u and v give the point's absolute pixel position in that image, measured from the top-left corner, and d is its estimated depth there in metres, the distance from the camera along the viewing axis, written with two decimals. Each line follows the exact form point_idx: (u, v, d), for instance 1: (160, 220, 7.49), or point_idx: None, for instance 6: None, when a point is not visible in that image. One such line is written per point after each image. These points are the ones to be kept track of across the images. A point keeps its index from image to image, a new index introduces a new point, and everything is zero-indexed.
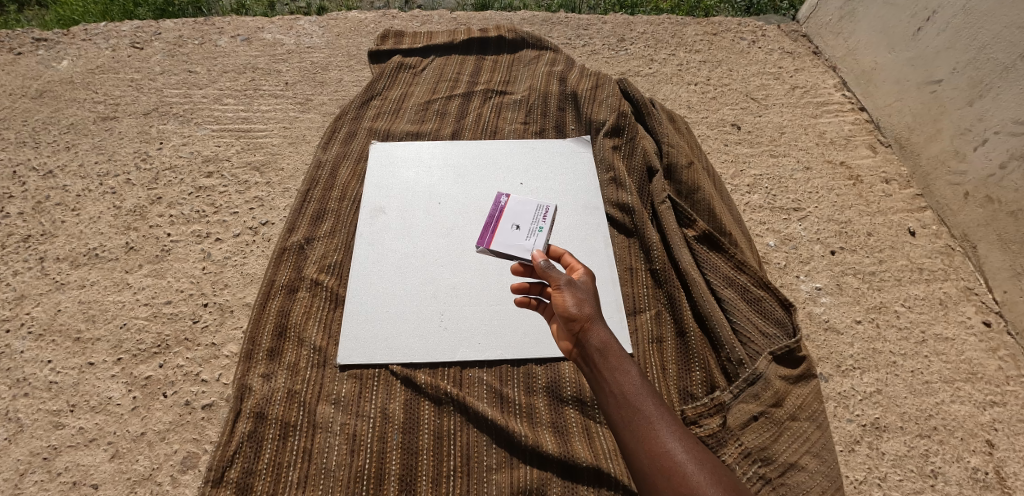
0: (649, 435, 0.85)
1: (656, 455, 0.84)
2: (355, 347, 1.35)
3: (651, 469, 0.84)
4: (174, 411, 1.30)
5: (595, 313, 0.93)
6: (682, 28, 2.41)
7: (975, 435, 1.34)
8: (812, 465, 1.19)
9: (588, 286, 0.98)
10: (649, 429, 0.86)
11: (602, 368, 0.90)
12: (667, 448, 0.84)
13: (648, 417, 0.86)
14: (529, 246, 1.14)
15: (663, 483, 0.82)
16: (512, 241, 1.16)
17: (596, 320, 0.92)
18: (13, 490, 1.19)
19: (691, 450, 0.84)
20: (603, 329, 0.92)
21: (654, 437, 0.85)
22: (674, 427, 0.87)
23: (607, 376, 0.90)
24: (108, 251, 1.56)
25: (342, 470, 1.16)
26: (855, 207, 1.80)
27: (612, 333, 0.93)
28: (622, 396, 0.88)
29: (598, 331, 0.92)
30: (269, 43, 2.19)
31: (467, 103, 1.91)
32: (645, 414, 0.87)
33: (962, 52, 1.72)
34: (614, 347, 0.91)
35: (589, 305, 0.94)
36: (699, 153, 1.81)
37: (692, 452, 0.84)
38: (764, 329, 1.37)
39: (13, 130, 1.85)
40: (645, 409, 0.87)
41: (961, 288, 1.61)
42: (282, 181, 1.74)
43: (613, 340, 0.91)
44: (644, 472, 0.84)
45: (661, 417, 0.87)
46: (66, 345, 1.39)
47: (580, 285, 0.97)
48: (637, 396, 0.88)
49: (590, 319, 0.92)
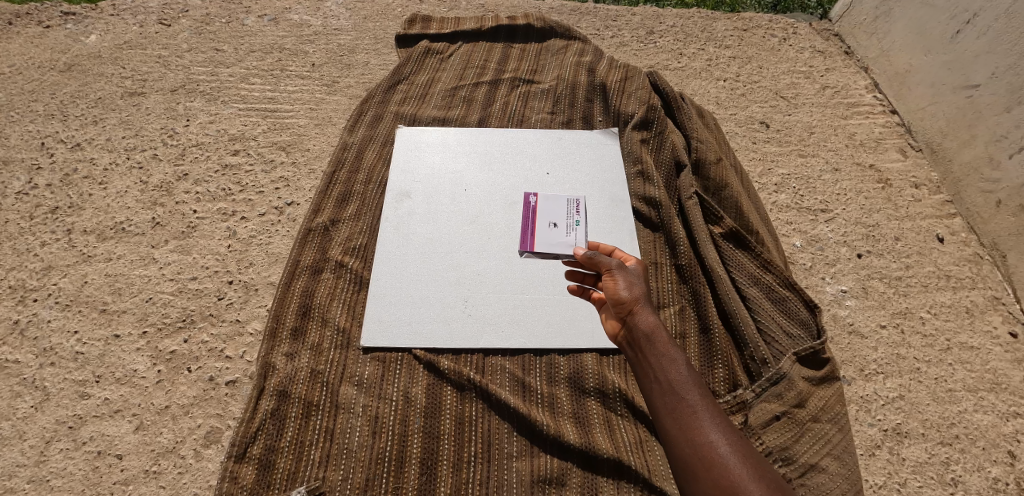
0: (692, 425, 0.84)
1: (698, 445, 0.81)
2: (379, 331, 1.35)
3: (692, 459, 0.81)
4: (198, 386, 1.31)
5: (644, 299, 0.97)
6: (712, 23, 2.38)
7: (997, 446, 1.33)
8: (833, 467, 1.18)
9: (640, 278, 1.03)
10: (691, 418, 0.84)
11: (648, 353, 0.91)
12: (710, 439, 0.82)
13: (692, 405, 0.85)
14: (568, 241, 1.48)
15: (701, 473, 0.79)
16: (552, 239, 1.49)
17: (643, 305, 0.97)
18: (39, 458, 1.20)
19: (736, 446, 0.81)
20: (651, 315, 0.95)
21: (697, 427, 0.83)
22: (719, 421, 0.84)
23: (653, 361, 0.90)
24: (135, 226, 1.57)
25: (363, 451, 1.17)
26: (883, 211, 1.78)
27: (660, 320, 0.95)
28: (666, 384, 0.88)
29: (646, 317, 0.95)
30: (296, 24, 2.19)
31: (494, 91, 1.89)
32: (689, 404, 0.86)
33: (1003, 56, 1.69)
34: (662, 334, 0.92)
35: (640, 293, 0.99)
36: (727, 149, 1.79)
37: (735, 446, 0.81)
38: (789, 329, 1.36)
39: (42, 102, 1.86)
40: (690, 398, 0.86)
41: (989, 296, 1.59)
42: (308, 161, 1.75)
43: (660, 326, 0.93)
44: (684, 463, 0.82)
45: (706, 408, 0.86)
46: (93, 316, 1.41)
47: (631, 273, 1.03)
48: (682, 385, 0.87)
49: (638, 304, 0.96)
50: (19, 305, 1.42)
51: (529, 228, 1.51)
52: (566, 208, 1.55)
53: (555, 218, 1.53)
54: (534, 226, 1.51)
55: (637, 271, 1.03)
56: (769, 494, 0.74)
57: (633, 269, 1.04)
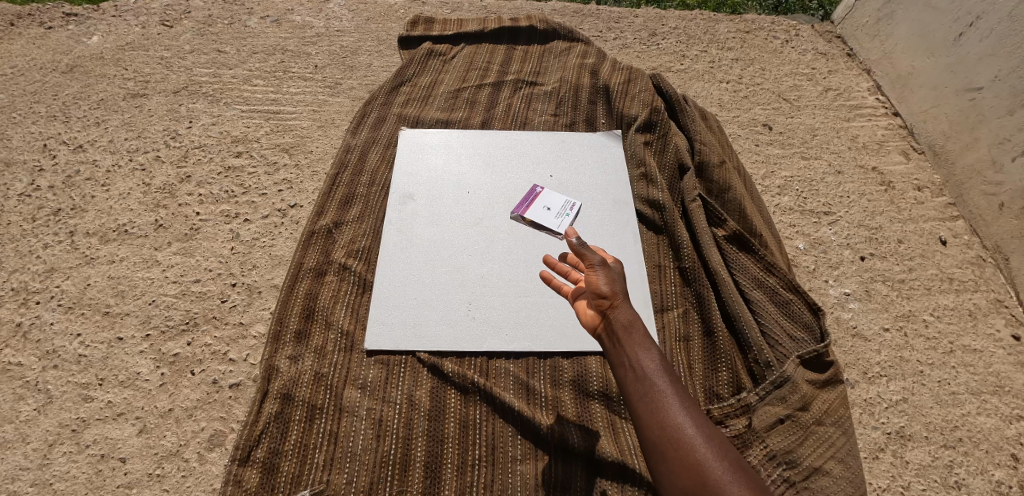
0: (662, 409, 0.84)
1: (667, 429, 0.82)
2: (383, 334, 1.35)
3: (660, 443, 0.82)
4: (202, 389, 1.31)
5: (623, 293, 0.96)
6: (714, 25, 2.38)
7: (1000, 449, 1.33)
8: (837, 471, 1.18)
9: (619, 272, 1.01)
10: (661, 403, 0.84)
11: (623, 343, 0.91)
12: (679, 423, 0.82)
13: (662, 391, 0.86)
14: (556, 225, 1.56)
15: (670, 457, 0.80)
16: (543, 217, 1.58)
17: (622, 298, 0.96)
18: (42, 461, 1.20)
19: (702, 429, 0.82)
20: (628, 308, 0.95)
21: (666, 412, 0.83)
22: (688, 406, 0.85)
23: (627, 350, 0.90)
24: (138, 228, 1.57)
25: (368, 455, 1.17)
26: (886, 214, 1.78)
27: (636, 313, 0.95)
28: (639, 371, 0.88)
29: (624, 310, 0.94)
30: (299, 25, 2.18)
31: (497, 92, 1.89)
32: (660, 390, 0.86)
33: (1006, 59, 1.69)
34: (637, 326, 0.92)
35: (619, 287, 0.98)
36: (730, 152, 1.79)
37: (702, 430, 0.82)
38: (793, 332, 1.36)
39: (44, 103, 1.86)
40: (660, 385, 0.86)
41: (992, 299, 1.59)
42: (311, 164, 1.74)
43: (638, 319, 0.93)
44: (653, 447, 0.82)
45: (675, 394, 0.86)
46: (96, 318, 1.40)
47: (611, 268, 1.01)
48: (653, 372, 0.88)
49: (618, 298, 0.95)
50: (22, 307, 1.42)
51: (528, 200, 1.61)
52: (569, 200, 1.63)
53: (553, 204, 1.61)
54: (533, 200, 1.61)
55: (616, 266, 1.02)
56: (733, 475, 0.76)
57: (613, 265, 1.02)
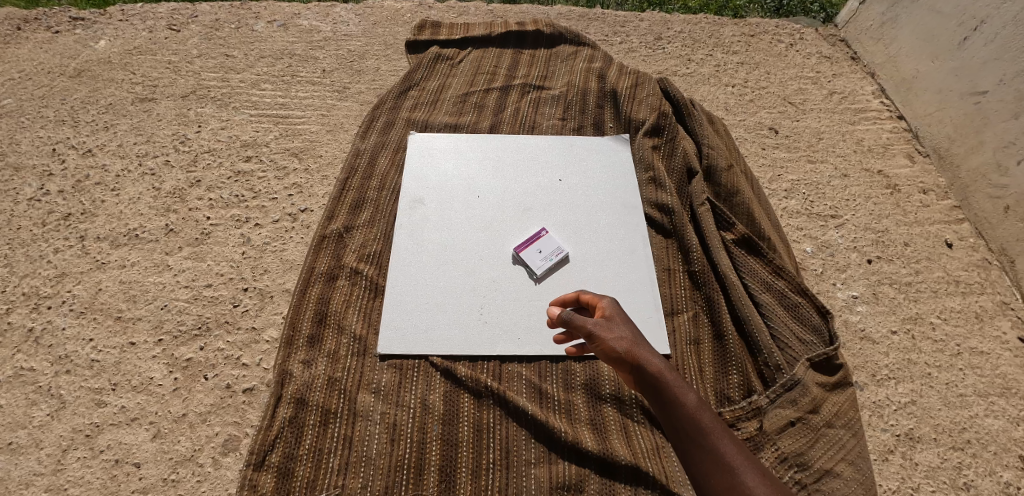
0: (717, 459, 0.86)
1: (725, 479, 0.85)
2: (396, 338, 1.35)
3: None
4: (215, 394, 1.31)
5: (638, 343, 0.95)
6: (719, 29, 2.39)
7: (1008, 450, 1.34)
8: (848, 473, 1.19)
9: (620, 318, 0.99)
10: (715, 454, 0.87)
11: (661, 398, 0.91)
12: (735, 471, 0.85)
13: (711, 440, 0.88)
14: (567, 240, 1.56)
15: None
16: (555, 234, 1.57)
17: (639, 351, 0.94)
18: (57, 466, 1.20)
19: (758, 471, 0.85)
20: (651, 357, 0.93)
21: (722, 461, 0.86)
22: (739, 450, 0.88)
23: (667, 403, 0.91)
24: (148, 233, 1.57)
25: (382, 459, 1.18)
26: (892, 217, 1.79)
27: (661, 359, 0.94)
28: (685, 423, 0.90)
29: (647, 362, 0.93)
30: (306, 29, 2.19)
31: (505, 97, 1.90)
32: (709, 439, 0.88)
33: (1011, 63, 1.70)
34: (667, 376, 0.92)
35: (630, 338, 0.96)
36: (737, 156, 1.80)
37: (757, 472, 0.84)
38: (802, 335, 1.37)
39: (53, 108, 1.86)
40: (708, 432, 0.88)
41: (998, 302, 1.61)
42: (320, 168, 1.75)
43: (665, 368, 0.92)
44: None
45: (723, 439, 0.88)
46: (108, 323, 1.41)
47: (609, 317, 0.99)
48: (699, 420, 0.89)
49: (636, 353, 0.93)
50: (34, 312, 1.42)
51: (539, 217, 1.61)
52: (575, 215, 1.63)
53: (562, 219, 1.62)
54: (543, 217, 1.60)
55: (614, 313, 0.99)
56: None
57: (610, 313, 0.99)
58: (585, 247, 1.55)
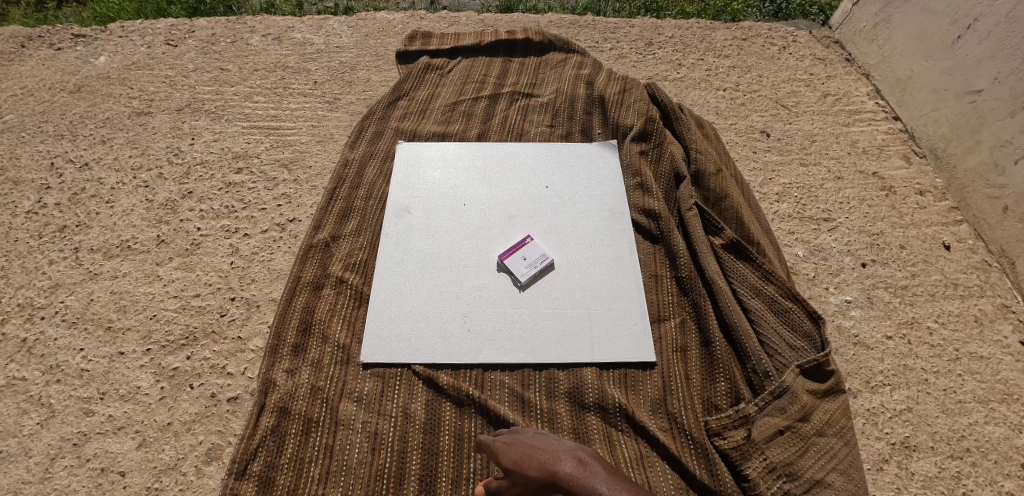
0: None
1: None
2: (379, 346, 1.35)
3: None
4: (200, 403, 1.32)
5: (551, 458, 0.99)
6: (711, 33, 2.39)
7: (1010, 459, 1.30)
8: (840, 483, 1.15)
9: (528, 451, 1.03)
10: None
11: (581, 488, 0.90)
12: None
13: None
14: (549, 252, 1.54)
15: None
16: (539, 245, 1.55)
17: (554, 462, 0.97)
18: (43, 475, 1.21)
19: None
20: (566, 462, 0.97)
21: None
22: None
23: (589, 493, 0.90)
24: (140, 244, 1.60)
25: (363, 468, 1.17)
26: (888, 219, 1.76)
27: (578, 459, 0.97)
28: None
29: (563, 465, 0.96)
30: (299, 42, 2.23)
31: (494, 105, 1.91)
32: None
33: (1005, 61, 1.68)
34: (585, 471, 0.94)
35: (542, 457, 0.99)
36: (727, 161, 1.78)
37: None
38: (792, 342, 1.33)
39: (53, 122, 1.91)
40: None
41: (998, 305, 1.56)
42: (310, 178, 1.77)
43: (584, 465, 0.96)
44: None
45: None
46: (98, 334, 1.43)
47: (517, 456, 1.02)
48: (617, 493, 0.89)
49: (551, 464, 0.96)
50: (27, 323, 1.45)
51: (526, 229, 1.60)
52: (558, 219, 1.62)
53: (548, 231, 1.60)
54: (530, 229, 1.60)
55: (519, 452, 1.03)
56: None
57: (516, 454, 1.03)
58: (571, 254, 1.55)
